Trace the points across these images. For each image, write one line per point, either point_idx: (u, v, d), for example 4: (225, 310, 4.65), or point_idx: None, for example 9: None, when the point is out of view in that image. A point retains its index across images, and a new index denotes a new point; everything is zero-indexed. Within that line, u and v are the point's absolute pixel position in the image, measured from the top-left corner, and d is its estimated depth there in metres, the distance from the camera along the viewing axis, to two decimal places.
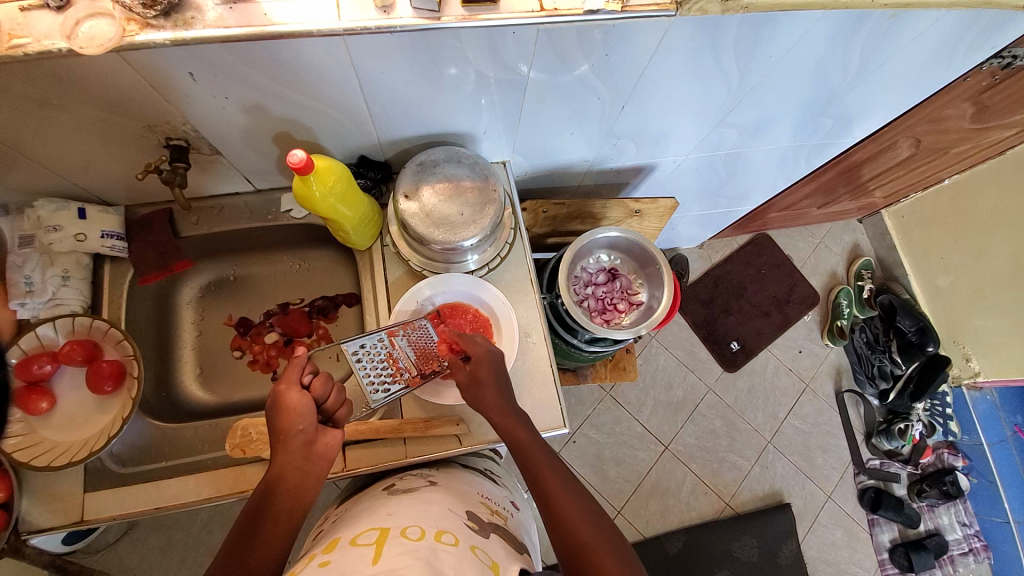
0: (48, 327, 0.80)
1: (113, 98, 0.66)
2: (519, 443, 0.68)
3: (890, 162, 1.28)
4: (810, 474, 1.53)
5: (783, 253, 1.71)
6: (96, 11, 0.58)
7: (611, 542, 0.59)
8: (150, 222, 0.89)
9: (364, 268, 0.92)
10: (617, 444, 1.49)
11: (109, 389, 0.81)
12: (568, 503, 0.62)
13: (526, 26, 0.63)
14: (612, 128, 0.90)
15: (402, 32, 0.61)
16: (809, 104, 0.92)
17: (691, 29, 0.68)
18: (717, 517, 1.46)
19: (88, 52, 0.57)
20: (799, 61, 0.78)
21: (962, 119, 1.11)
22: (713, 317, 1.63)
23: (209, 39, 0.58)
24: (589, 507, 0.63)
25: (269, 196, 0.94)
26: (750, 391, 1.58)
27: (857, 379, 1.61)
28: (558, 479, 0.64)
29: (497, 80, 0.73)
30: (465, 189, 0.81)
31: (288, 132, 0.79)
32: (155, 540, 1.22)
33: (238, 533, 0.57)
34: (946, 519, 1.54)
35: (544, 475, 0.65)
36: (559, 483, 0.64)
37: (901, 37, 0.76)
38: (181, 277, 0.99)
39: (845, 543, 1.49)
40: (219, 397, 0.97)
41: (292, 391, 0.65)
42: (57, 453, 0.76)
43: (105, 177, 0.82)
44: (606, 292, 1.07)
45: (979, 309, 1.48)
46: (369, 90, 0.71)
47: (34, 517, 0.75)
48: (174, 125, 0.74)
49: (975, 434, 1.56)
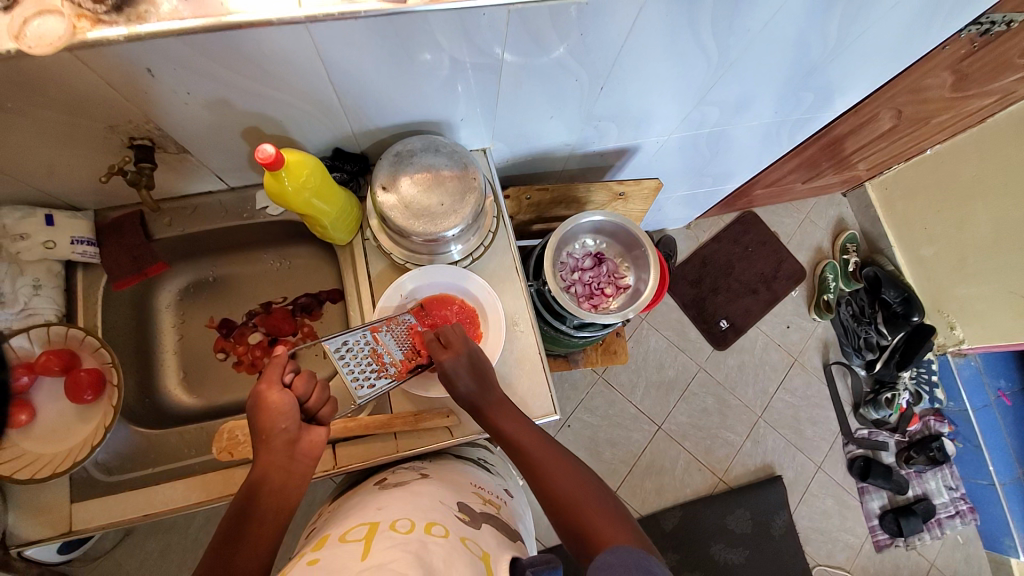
0: (23, 338, 0.77)
1: (70, 98, 0.63)
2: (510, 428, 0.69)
3: (873, 134, 1.28)
4: (801, 446, 1.56)
5: (770, 230, 1.72)
6: (43, 9, 0.55)
7: (603, 501, 0.62)
8: (121, 225, 0.86)
9: (346, 264, 0.91)
10: (611, 427, 1.50)
11: (89, 398, 0.81)
12: (560, 474, 0.65)
13: (496, 7, 0.61)
14: (592, 110, 0.89)
15: (368, 17, 0.59)
16: (791, 78, 0.91)
17: (666, 5, 0.66)
18: (711, 492, 1.49)
19: (38, 52, 0.54)
20: (778, 34, 0.77)
21: (943, 88, 1.11)
22: (702, 297, 1.64)
23: (165, 33, 0.56)
24: (580, 475, 0.65)
25: (244, 193, 0.92)
26: (740, 368, 1.60)
27: (844, 351, 1.64)
28: (549, 455, 0.67)
29: (471, 65, 0.71)
30: (444, 178, 0.79)
31: (257, 126, 0.77)
32: (153, 545, 1.22)
33: (222, 534, 0.57)
34: (934, 483, 1.59)
35: (535, 455, 0.67)
36: (551, 459, 0.66)
37: (879, 6, 0.75)
38: (159, 280, 0.97)
39: (835, 511, 1.53)
40: (206, 401, 0.96)
41: (273, 391, 0.64)
42: (41, 465, 0.75)
43: (71, 182, 0.79)
44: (592, 276, 1.07)
45: (962, 278, 1.50)
46: (338, 78, 0.69)
47: (24, 530, 0.74)
48: (137, 124, 0.71)
49: (961, 401, 1.60)
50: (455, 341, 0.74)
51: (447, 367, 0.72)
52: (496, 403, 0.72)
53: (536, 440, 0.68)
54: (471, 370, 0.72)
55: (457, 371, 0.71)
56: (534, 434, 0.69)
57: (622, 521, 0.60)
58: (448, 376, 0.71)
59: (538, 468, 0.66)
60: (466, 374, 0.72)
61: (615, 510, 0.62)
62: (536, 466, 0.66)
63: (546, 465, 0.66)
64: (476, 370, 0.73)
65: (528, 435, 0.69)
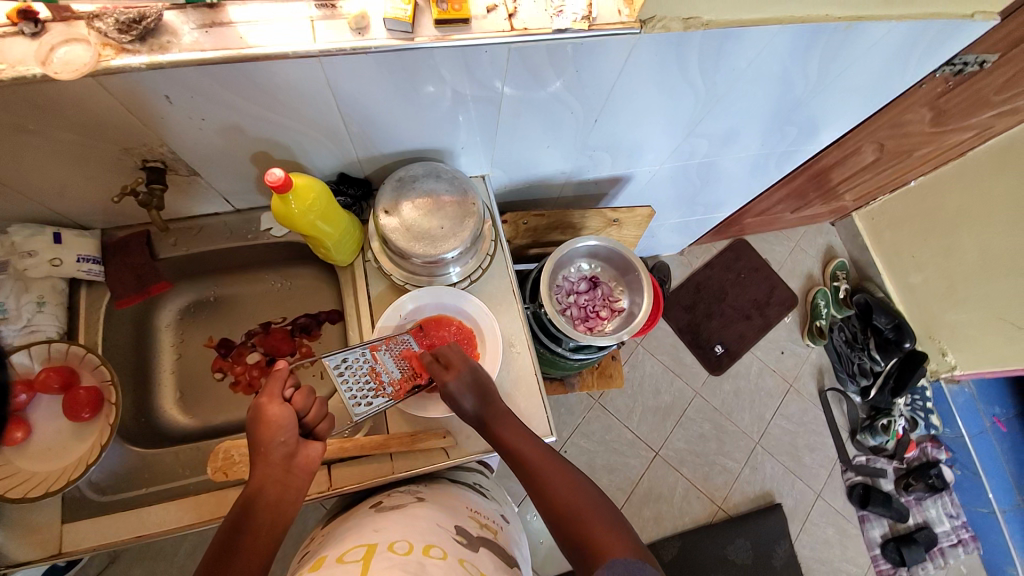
0: (23, 354, 0.78)
1: (89, 122, 0.66)
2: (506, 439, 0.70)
3: (856, 166, 1.34)
4: (799, 474, 1.55)
5: (762, 257, 1.75)
6: (70, 38, 0.59)
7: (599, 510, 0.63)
8: (128, 245, 0.88)
9: (347, 285, 0.92)
10: (608, 453, 1.49)
11: (86, 416, 0.80)
12: (559, 484, 0.65)
13: (498, 45, 0.65)
14: (588, 140, 0.93)
15: (378, 52, 0.63)
16: (776, 112, 0.96)
17: (656, 46, 0.71)
18: (710, 521, 1.47)
19: (63, 77, 0.57)
20: (762, 72, 0.82)
21: (921, 123, 1.17)
22: (697, 322, 1.66)
23: (185, 63, 0.59)
24: (578, 482, 0.66)
25: (250, 215, 0.95)
26: (736, 393, 1.60)
27: (838, 378, 1.65)
28: (549, 464, 0.67)
29: (472, 97, 0.75)
30: (444, 203, 0.82)
31: (267, 151, 0.80)
32: (136, 574, 1.18)
33: (216, 549, 0.56)
34: (934, 511, 1.55)
35: (534, 465, 0.67)
36: (549, 466, 0.67)
37: (854, 48, 0.81)
38: (160, 299, 0.98)
39: (836, 541, 1.50)
40: (202, 421, 0.96)
41: (273, 405, 0.64)
42: (33, 484, 0.74)
43: (82, 202, 0.81)
44: (588, 299, 1.09)
45: (952, 304, 1.53)
46: (347, 108, 0.72)
47: (10, 551, 0.72)
48: (152, 148, 0.74)
49: (956, 427, 1.61)
50: (456, 360, 0.74)
51: (450, 387, 0.71)
52: (501, 413, 0.72)
53: (535, 449, 0.68)
54: (473, 387, 0.72)
55: (461, 390, 0.71)
56: (535, 446, 0.69)
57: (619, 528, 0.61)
58: (451, 395, 0.71)
59: (538, 477, 0.66)
60: (467, 393, 0.72)
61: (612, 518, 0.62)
62: (537, 476, 0.66)
63: (546, 475, 0.66)
64: (477, 387, 0.73)
65: (528, 447, 0.69)
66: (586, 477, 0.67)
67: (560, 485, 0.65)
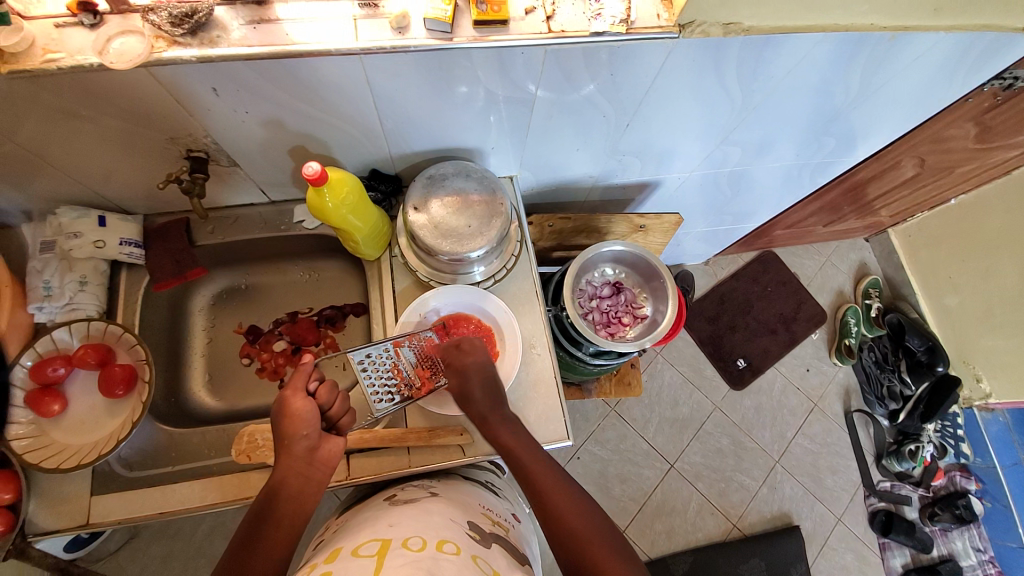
0: (65, 331, 0.82)
1: (138, 110, 0.69)
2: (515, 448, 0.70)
3: (895, 181, 1.30)
4: (820, 496, 1.50)
5: (790, 271, 1.71)
6: (126, 29, 0.61)
7: (605, 532, 0.62)
8: (167, 231, 0.92)
9: (373, 279, 0.93)
10: (622, 461, 1.47)
11: (120, 393, 0.82)
12: (563, 499, 0.64)
13: (534, 47, 0.66)
14: (618, 145, 0.92)
15: (416, 51, 0.64)
16: (813, 123, 0.94)
17: (693, 51, 0.70)
18: (724, 539, 1.43)
19: (117, 67, 0.60)
20: (800, 81, 0.80)
21: (966, 139, 1.13)
22: (719, 334, 1.63)
23: (232, 57, 0.61)
24: (583, 499, 0.65)
25: (282, 206, 0.97)
26: (757, 409, 1.56)
27: (866, 399, 1.60)
28: (554, 482, 0.66)
29: (505, 98, 0.75)
30: (472, 202, 0.83)
31: (304, 145, 0.82)
32: (156, 550, 1.21)
33: (241, 538, 0.59)
34: (959, 544, 1.49)
35: (539, 478, 0.66)
36: (554, 480, 0.66)
37: (899, 59, 0.78)
38: (194, 285, 1.01)
39: (856, 569, 1.45)
40: (226, 405, 0.98)
41: (297, 398, 0.66)
42: (66, 455, 0.78)
43: (127, 187, 0.85)
44: (610, 305, 1.08)
45: (989, 329, 1.47)
46: (383, 105, 0.74)
47: (41, 519, 0.76)
48: (195, 138, 0.77)
49: (988, 458, 1.53)
50: (475, 348, 0.76)
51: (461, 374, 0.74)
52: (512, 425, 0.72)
53: (541, 464, 0.68)
54: (483, 386, 0.74)
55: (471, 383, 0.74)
56: (542, 461, 0.68)
57: (623, 551, 0.60)
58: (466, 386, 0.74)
59: (544, 491, 0.65)
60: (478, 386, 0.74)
61: (616, 540, 0.62)
62: (541, 491, 0.65)
63: (554, 492, 0.65)
64: (487, 386, 0.74)
65: (534, 460, 0.68)
66: (592, 499, 0.66)
67: (566, 501, 0.64)
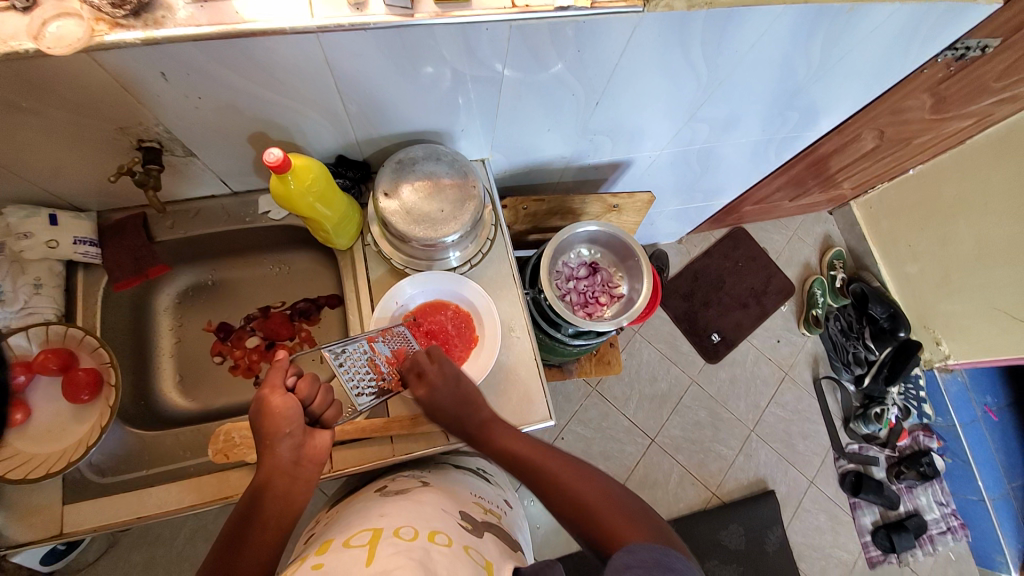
0: (21, 337, 0.77)
1: (83, 99, 0.65)
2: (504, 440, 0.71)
3: (856, 154, 1.34)
4: (793, 460, 1.57)
5: (759, 246, 1.76)
6: (64, 11, 0.57)
7: (608, 491, 0.64)
8: (124, 227, 0.87)
9: (346, 270, 0.92)
10: (605, 439, 1.50)
11: (85, 398, 0.81)
12: (563, 473, 0.67)
13: (499, 23, 0.64)
14: (588, 124, 0.92)
15: (376, 30, 0.62)
16: (776, 98, 0.96)
17: (658, 25, 0.70)
18: (704, 506, 1.49)
19: (56, 52, 0.56)
20: (763, 55, 0.81)
21: (923, 110, 1.16)
22: (694, 310, 1.67)
23: (181, 39, 0.58)
24: (581, 467, 0.68)
25: (247, 198, 0.94)
26: (732, 381, 1.62)
27: (833, 366, 1.67)
28: (554, 461, 0.68)
29: (472, 77, 0.74)
30: (444, 186, 0.82)
31: (264, 132, 0.79)
32: (136, 558, 1.18)
33: (228, 537, 0.59)
34: (924, 499, 1.59)
35: (536, 465, 0.68)
36: (551, 460, 0.68)
37: (857, 31, 0.80)
38: (158, 284, 0.97)
39: (828, 526, 1.53)
40: (200, 405, 0.96)
41: (275, 396, 0.64)
42: (33, 465, 0.74)
43: (77, 183, 0.80)
44: (587, 285, 1.09)
45: (947, 293, 1.54)
46: (345, 87, 0.71)
47: (9, 533, 0.73)
48: (147, 127, 0.73)
49: (948, 416, 1.63)
50: (429, 374, 0.73)
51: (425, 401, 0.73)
52: (487, 423, 0.72)
53: (532, 449, 0.70)
54: (452, 396, 0.73)
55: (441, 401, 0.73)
56: (536, 445, 0.71)
57: (630, 504, 0.62)
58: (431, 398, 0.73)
59: (542, 474, 0.67)
60: (448, 399, 0.73)
61: (624, 503, 0.63)
62: (541, 474, 0.67)
63: (553, 469, 0.67)
64: (458, 395, 0.73)
65: (523, 446, 0.70)
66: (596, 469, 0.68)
67: (568, 476, 0.66)
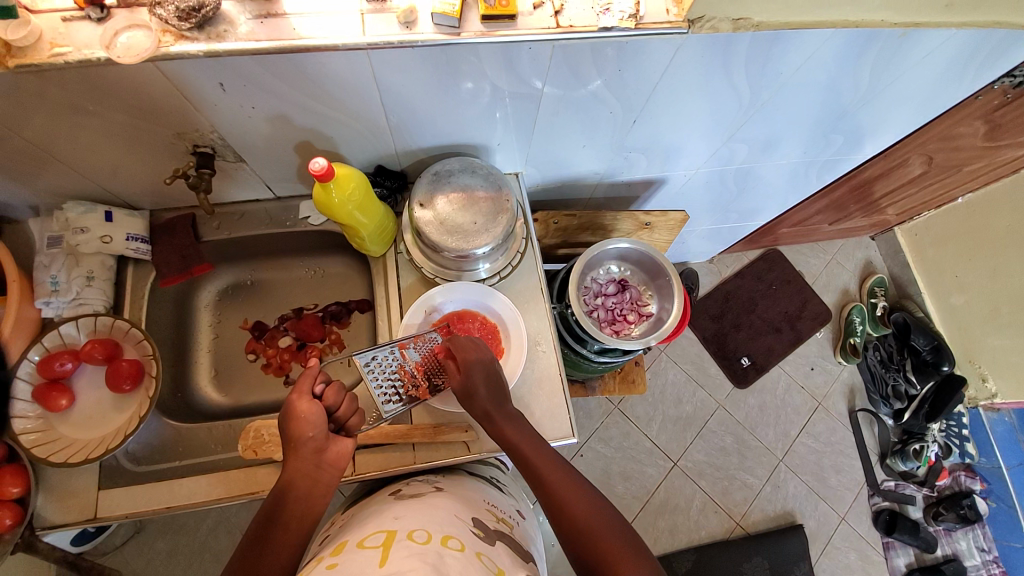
0: (71, 325, 0.82)
1: (144, 105, 0.69)
2: (517, 438, 0.69)
3: (902, 179, 1.29)
4: (823, 494, 1.50)
5: (795, 269, 1.70)
6: (133, 23, 0.61)
7: (615, 528, 0.60)
8: (174, 226, 0.92)
9: (378, 276, 0.93)
10: (625, 459, 1.47)
11: (127, 388, 0.83)
12: (570, 495, 0.63)
13: (542, 42, 0.65)
14: (625, 141, 0.92)
15: (423, 47, 0.64)
16: (820, 121, 0.93)
17: (701, 47, 0.69)
18: (727, 537, 1.43)
19: (124, 61, 0.60)
20: (808, 78, 0.79)
21: (975, 136, 1.11)
22: (723, 332, 1.62)
23: (240, 52, 0.61)
24: (591, 495, 0.64)
25: (288, 203, 0.97)
26: (761, 408, 1.56)
27: (870, 399, 1.59)
28: (563, 479, 0.65)
29: (511, 94, 0.75)
30: (478, 199, 0.83)
31: (310, 141, 0.82)
32: (161, 544, 1.22)
33: (252, 535, 0.59)
34: (964, 544, 1.48)
35: (563, 496, 0.63)
36: (579, 498, 0.63)
37: (910, 56, 0.77)
38: (201, 281, 1.01)
39: (859, 568, 1.45)
40: (232, 400, 0.99)
41: (302, 401, 0.66)
42: (75, 449, 0.78)
43: (133, 182, 0.85)
44: (615, 302, 1.08)
45: (995, 329, 1.46)
46: (390, 101, 0.73)
47: (48, 513, 0.76)
48: (202, 134, 0.77)
49: (993, 458, 1.52)
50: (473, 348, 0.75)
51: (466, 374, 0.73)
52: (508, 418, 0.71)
53: (565, 479, 0.65)
54: (486, 380, 0.73)
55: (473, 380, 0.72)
56: (547, 456, 0.67)
57: (636, 549, 0.58)
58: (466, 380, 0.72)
59: (549, 488, 0.64)
60: (482, 381, 0.72)
61: (628, 538, 0.60)
62: (551, 489, 0.64)
63: (560, 489, 0.64)
64: (491, 380, 0.73)
65: (544, 455, 0.67)
66: (605, 497, 0.64)
67: (575, 498, 0.63)
